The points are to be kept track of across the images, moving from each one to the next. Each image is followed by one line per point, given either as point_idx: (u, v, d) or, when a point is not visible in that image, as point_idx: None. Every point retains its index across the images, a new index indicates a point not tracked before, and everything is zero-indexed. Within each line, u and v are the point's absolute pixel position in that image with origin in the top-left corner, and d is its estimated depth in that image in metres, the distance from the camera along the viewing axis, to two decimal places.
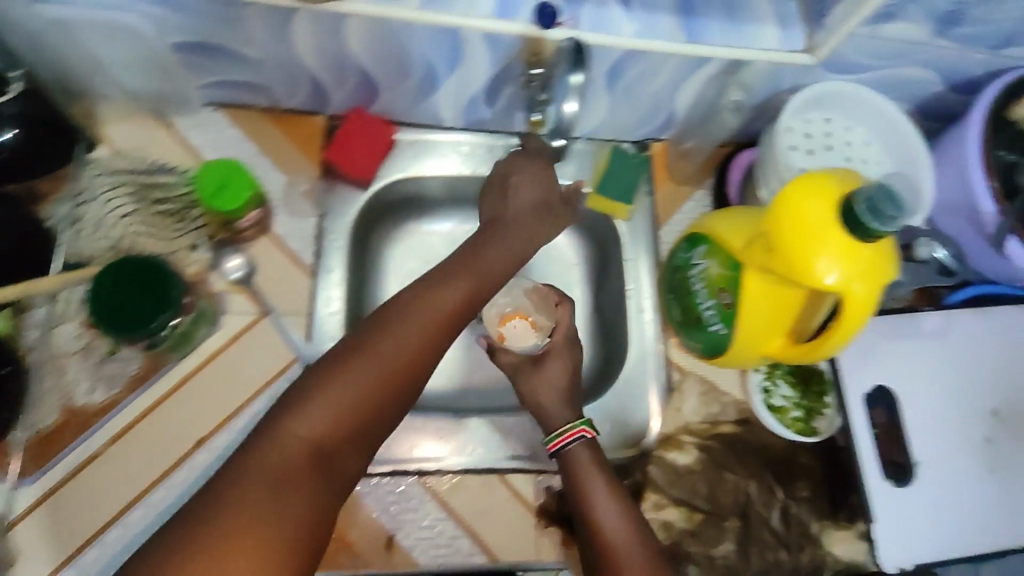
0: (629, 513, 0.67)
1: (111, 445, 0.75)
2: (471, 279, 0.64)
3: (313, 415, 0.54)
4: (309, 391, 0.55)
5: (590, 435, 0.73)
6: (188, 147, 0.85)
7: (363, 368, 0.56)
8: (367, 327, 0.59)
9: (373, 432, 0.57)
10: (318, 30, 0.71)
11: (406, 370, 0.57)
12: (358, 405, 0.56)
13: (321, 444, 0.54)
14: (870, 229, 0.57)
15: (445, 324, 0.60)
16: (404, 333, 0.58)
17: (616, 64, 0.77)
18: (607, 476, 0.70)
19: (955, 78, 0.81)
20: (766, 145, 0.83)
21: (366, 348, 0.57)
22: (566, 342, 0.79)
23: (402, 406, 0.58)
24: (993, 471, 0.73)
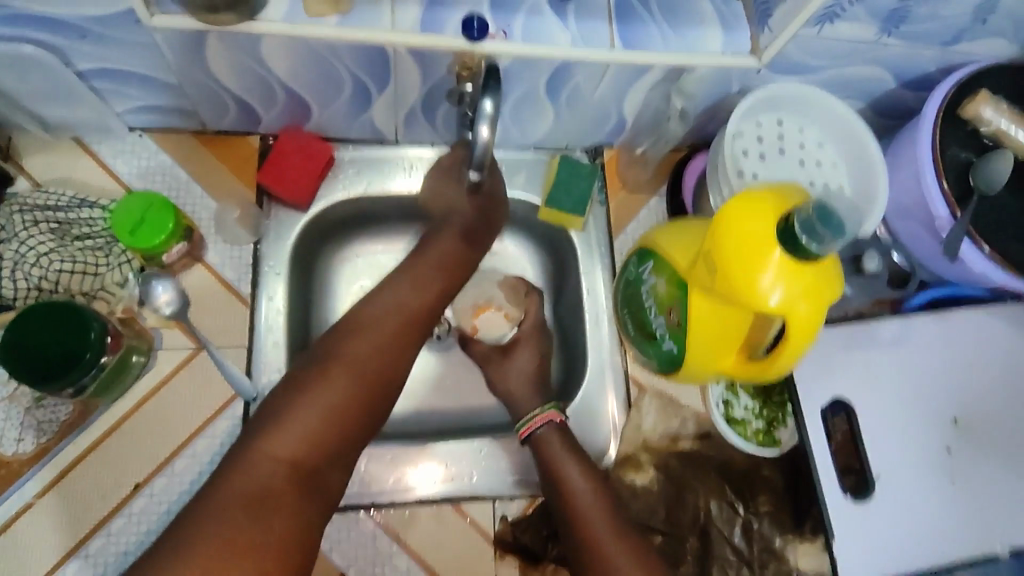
0: (600, 485, 0.73)
1: (42, 496, 0.71)
2: (425, 291, 0.71)
3: (291, 433, 0.59)
4: (283, 410, 0.60)
5: (559, 418, 0.75)
6: (114, 176, 0.81)
7: (334, 384, 0.62)
8: (329, 348, 0.65)
9: (349, 444, 0.62)
10: (235, 52, 0.67)
11: (374, 382, 0.63)
12: (334, 417, 0.61)
13: (302, 458, 0.58)
14: (808, 249, 0.55)
15: (402, 339, 0.67)
16: (366, 347, 0.65)
17: (555, 74, 0.74)
18: (578, 456, 0.74)
19: (907, 75, 0.78)
20: (716, 149, 0.80)
21: (333, 366, 0.63)
22: (534, 331, 0.83)
23: (375, 415, 0.64)
24: (954, 481, 0.71)
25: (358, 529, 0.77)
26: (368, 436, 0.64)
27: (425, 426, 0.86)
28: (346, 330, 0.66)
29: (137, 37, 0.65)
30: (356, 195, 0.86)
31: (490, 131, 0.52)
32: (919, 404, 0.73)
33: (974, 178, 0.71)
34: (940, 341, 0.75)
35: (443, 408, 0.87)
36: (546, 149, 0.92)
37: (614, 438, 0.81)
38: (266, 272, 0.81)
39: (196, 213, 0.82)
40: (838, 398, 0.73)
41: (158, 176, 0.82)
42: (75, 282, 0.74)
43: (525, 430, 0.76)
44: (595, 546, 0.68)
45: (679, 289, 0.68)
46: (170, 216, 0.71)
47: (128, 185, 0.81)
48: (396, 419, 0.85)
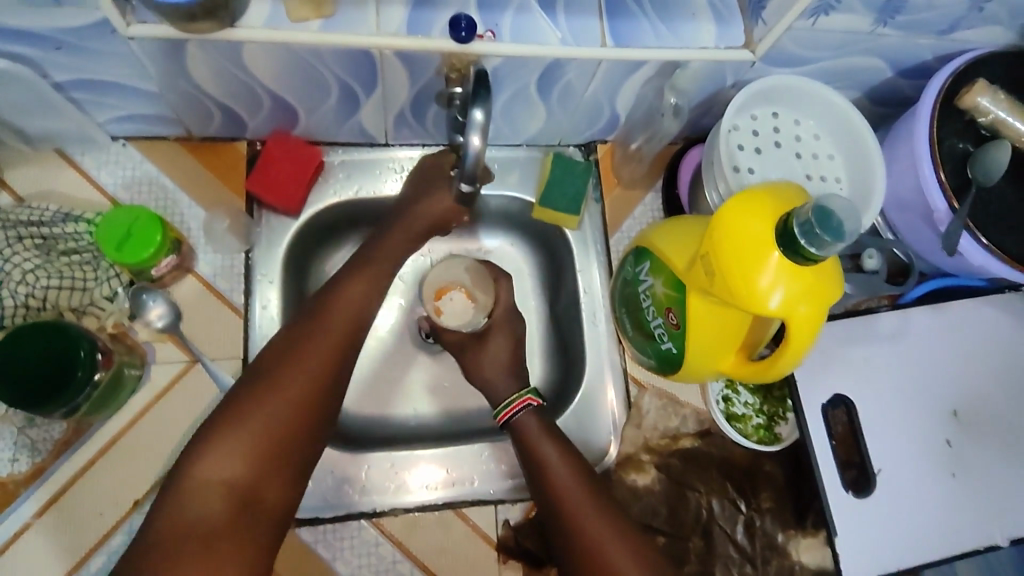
0: (581, 471, 0.70)
1: (39, 517, 0.70)
2: (366, 294, 0.65)
3: (225, 460, 0.56)
4: (214, 438, 0.56)
5: (537, 403, 0.74)
6: (99, 187, 0.80)
7: (270, 403, 0.58)
8: (266, 362, 0.60)
9: (292, 468, 0.58)
10: (216, 59, 0.66)
11: (314, 397, 0.59)
12: (272, 439, 0.57)
13: (240, 484, 0.56)
14: (807, 253, 0.54)
15: (345, 345, 0.62)
16: (304, 359, 0.60)
17: (545, 72, 0.72)
18: (559, 441, 0.71)
19: (903, 65, 0.77)
20: (711, 144, 0.79)
21: (268, 383, 0.58)
22: (508, 317, 0.82)
23: (321, 427, 0.60)
24: (956, 475, 0.71)
25: (360, 539, 0.76)
26: (318, 448, 0.61)
27: (424, 431, 0.85)
28: (285, 340, 0.62)
29: (115, 47, 0.63)
30: (347, 199, 0.85)
31: (481, 139, 0.50)
32: (920, 398, 0.73)
33: (971, 169, 0.71)
34: (938, 334, 0.75)
35: (442, 412, 0.86)
36: (539, 147, 0.90)
37: (614, 439, 0.81)
38: (257, 280, 0.80)
39: (184, 222, 0.81)
40: (838, 395, 0.73)
41: (143, 186, 0.80)
42: (63, 299, 0.72)
43: (504, 414, 0.74)
44: (576, 524, 0.66)
45: (677, 291, 0.67)
46: (157, 229, 0.70)
47: (114, 196, 0.80)
48: (395, 426, 0.85)
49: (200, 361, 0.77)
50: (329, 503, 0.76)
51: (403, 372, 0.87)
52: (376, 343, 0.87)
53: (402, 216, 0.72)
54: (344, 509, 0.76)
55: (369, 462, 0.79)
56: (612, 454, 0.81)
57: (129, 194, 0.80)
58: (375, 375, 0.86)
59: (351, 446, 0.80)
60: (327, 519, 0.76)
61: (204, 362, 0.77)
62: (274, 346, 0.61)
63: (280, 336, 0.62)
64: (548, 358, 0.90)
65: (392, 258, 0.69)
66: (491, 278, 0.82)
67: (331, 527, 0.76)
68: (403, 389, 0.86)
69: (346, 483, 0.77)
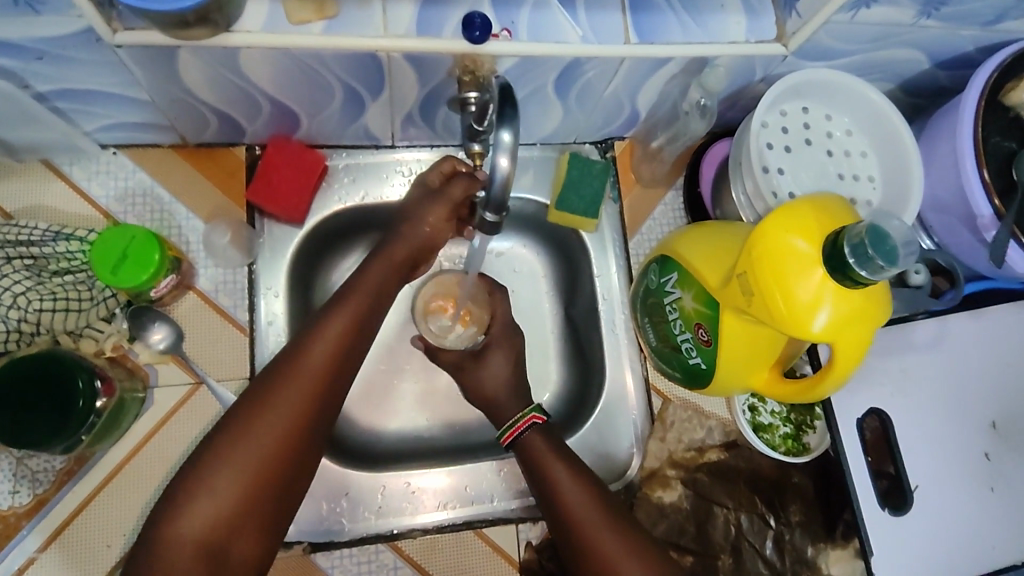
0: (594, 492, 0.65)
1: (44, 550, 0.68)
2: (349, 325, 0.59)
3: (193, 518, 0.52)
4: (183, 497, 0.53)
5: (542, 421, 0.69)
6: (90, 200, 0.76)
7: (241, 455, 0.54)
8: (237, 408, 0.56)
9: (270, 518, 0.55)
10: (210, 66, 0.61)
11: (288, 446, 0.55)
12: (242, 494, 0.54)
13: (209, 544, 0.52)
14: (858, 276, 0.51)
15: (322, 391, 0.57)
16: (278, 406, 0.56)
17: (564, 73, 0.67)
18: (566, 457, 0.67)
19: (943, 56, 0.72)
20: (739, 142, 0.74)
21: (234, 442, 0.54)
22: (505, 332, 0.78)
23: (298, 476, 0.56)
24: (995, 489, 0.69)
25: (379, 562, 0.75)
26: (295, 497, 0.57)
27: (441, 446, 0.82)
28: (259, 383, 0.57)
29: (100, 56, 0.58)
30: (354, 206, 0.81)
31: (509, 161, 0.47)
32: (958, 410, 0.70)
33: (1016, 171, 0.67)
34: (977, 342, 0.72)
35: (459, 426, 0.83)
36: (554, 146, 0.85)
37: (636, 452, 0.79)
38: (261, 294, 0.76)
39: (182, 235, 0.77)
40: (874, 409, 0.70)
41: (138, 198, 0.76)
42: (58, 323, 0.68)
43: (508, 436, 0.70)
44: (586, 541, 0.62)
45: (708, 307, 0.63)
46: (153, 248, 0.67)
47: (107, 209, 0.76)
48: (410, 441, 0.82)
49: (205, 383, 0.73)
50: (346, 526, 0.74)
51: (417, 385, 0.84)
52: (388, 355, 0.84)
53: (391, 237, 0.66)
54: (361, 531, 0.74)
55: (384, 481, 0.76)
56: (635, 469, 0.79)
57: (123, 207, 0.76)
58: (388, 388, 0.83)
59: (367, 465, 0.78)
60: (344, 542, 0.74)
61: (208, 383, 0.74)
62: (248, 390, 0.57)
63: (255, 378, 0.58)
64: (566, 366, 0.87)
65: (379, 284, 0.63)
66: (486, 292, 0.80)
67: (349, 551, 0.74)
68: (417, 402, 0.83)
69: (363, 505, 0.75)
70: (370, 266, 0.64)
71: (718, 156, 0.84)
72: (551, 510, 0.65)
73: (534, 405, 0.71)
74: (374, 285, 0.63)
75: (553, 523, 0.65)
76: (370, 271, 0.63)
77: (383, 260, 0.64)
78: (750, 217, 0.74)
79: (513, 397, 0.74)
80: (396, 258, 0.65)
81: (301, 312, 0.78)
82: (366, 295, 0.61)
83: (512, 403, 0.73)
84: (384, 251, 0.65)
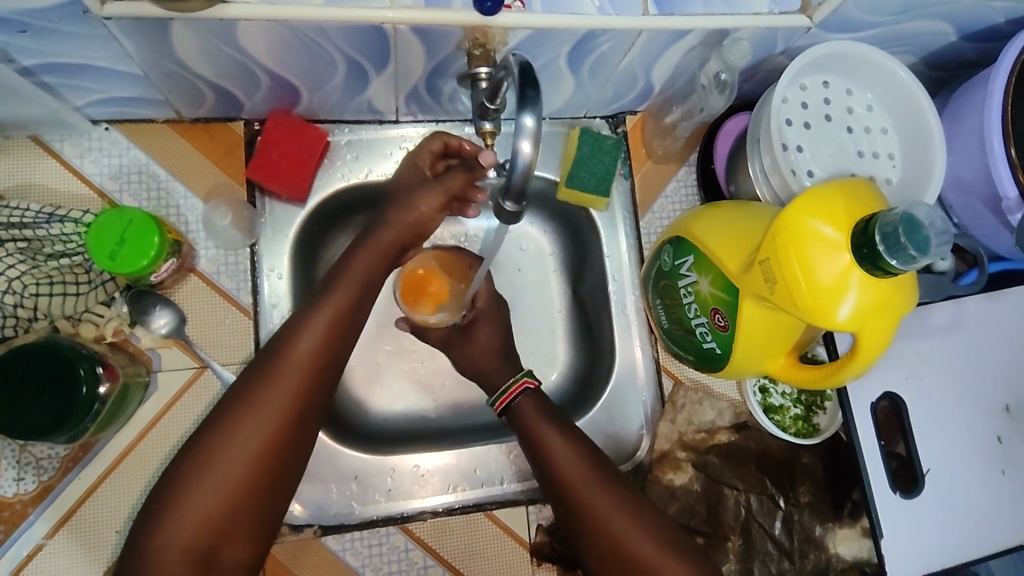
0: (587, 453, 0.66)
1: (52, 536, 0.67)
2: (332, 321, 0.59)
3: (181, 525, 0.53)
4: (172, 498, 0.54)
5: (534, 385, 0.71)
6: (83, 179, 0.73)
7: (226, 459, 0.55)
8: (221, 410, 0.57)
9: (260, 515, 0.56)
10: (206, 38, 0.57)
11: (273, 448, 0.56)
12: (228, 498, 0.54)
13: (198, 550, 0.53)
14: (888, 265, 0.49)
15: (307, 388, 0.58)
16: (263, 407, 0.56)
17: (579, 48, 0.64)
18: (559, 425, 0.67)
19: (972, 28, 0.69)
20: (758, 117, 0.72)
21: (221, 442, 0.55)
22: (490, 305, 0.77)
23: (284, 478, 0.57)
24: (1006, 472, 0.69)
25: (389, 545, 0.74)
26: (284, 499, 0.58)
27: (449, 427, 0.81)
28: (242, 385, 0.57)
29: (90, 28, 0.54)
30: (358, 183, 0.78)
31: (532, 146, 0.44)
32: (973, 394, 0.70)
33: None
34: (993, 325, 0.71)
35: (466, 407, 0.83)
36: (564, 120, 0.82)
37: (646, 434, 0.79)
38: (264, 276, 0.74)
39: (180, 215, 0.74)
40: (889, 394, 0.69)
41: (133, 175, 0.73)
42: (56, 307, 0.67)
43: (501, 402, 0.70)
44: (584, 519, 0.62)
45: (727, 292, 0.62)
46: (152, 232, 0.64)
47: (101, 188, 0.73)
48: (418, 423, 0.81)
49: (210, 368, 0.72)
50: (356, 510, 0.74)
51: (425, 366, 0.83)
52: (394, 337, 0.82)
53: (377, 223, 0.64)
54: (371, 513, 0.74)
55: (393, 464, 0.76)
56: (645, 450, 0.79)
57: (117, 185, 0.73)
58: (396, 370, 0.82)
59: (377, 448, 0.77)
60: (353, 526, 0.73)
61: (213, 367, 0.72)
62: (229, 393, 0.58)
63: (240, 377, 0.58)
64: (574, 347, 0.86)
65: (364, 277, 0.62)
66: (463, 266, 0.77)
67: (359, 534, 0.74)
68: (425, 383, 0.82)
69: (372, 488, 0.75)
70: (354, 257, 0.63)
71: (732, 132, 0.82)
72: (546, 480, 0.65)
73: (526, 371, 0.72)
74: (359, 278, 0.62)
75: (551, 494, 0.65)
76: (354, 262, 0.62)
77: (370, 250, 0.63)
78: (767, 194, 0.72)
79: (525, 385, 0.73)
80: (385, 248, 0.63)
81: (304, 294, 0.76)
82: (350, 287, 0.61)
83: None
84: (373, 238, 0.63)
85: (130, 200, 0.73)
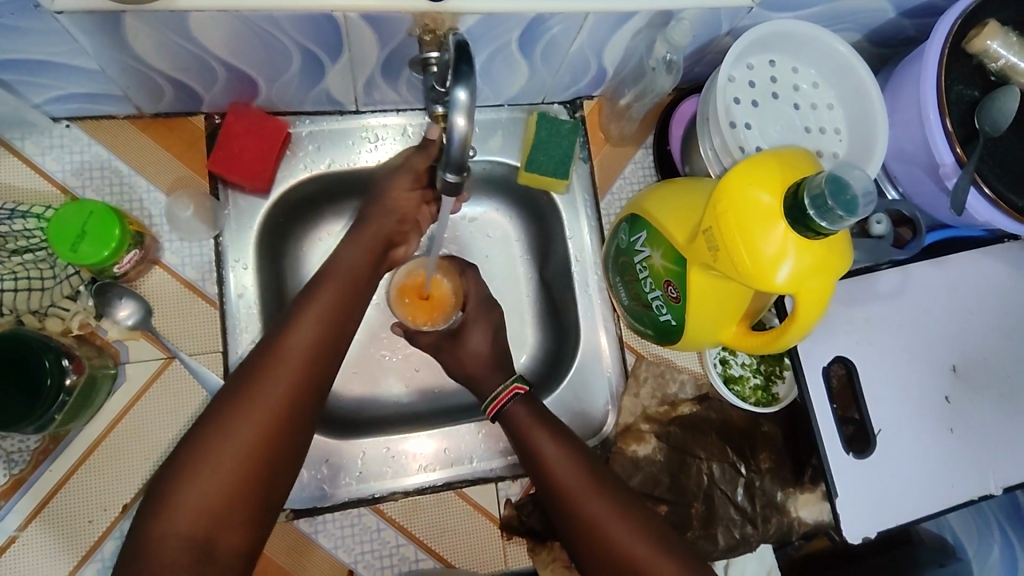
0: (577, 449, 0.67)
1: (25, 527, 0.68)
2: (319, 319, 0.61)
3: (181, 512, 0.54)
4: (168, 490, 0.55)
5: (524, 391, 0.71)
6: (46, 176, 0.73)
7: (220, 451, 0.55)
8: (214, 407, 0.57)
9: (257, 505, 0.56)
10: (161, 32, 0.58)
11: (270, 439, 0.57)
12: (226, 488, 0.55)
13: (195, 537, 0.54)
14: (815, 226, 0.51)
15: (299, 384, 0.58)
16: (256, 402, 0.57)
17: (530, 33, 0.65)
18: (552, 427, 0.68)
19: (908, 4, 0.72)
20: (706, 98, 0.73)
21: (212, 436, 0.55)
22: (481, 309, 0.78)
23: (280, 472, 0.57)
24: (953, 429, 0.72)
25: (360, 526, 0.75)
26: (280, 489, 0.58)
27: (419, 410, 0.83)
28: (237, 381, 0.58)
29: (41, 23, 0.55)
30: (320, 174, 0.80)
31: (467, 121, 0.45)
32: (922, 356, 0.73)
33: (979, 120, 0.68)
34: (938, 288, 0.74)
35: (436, 391, 0.85)
36: (523, 106, 0.84)
37: (611, 409, 0.81)
38: (230, 267, 0.76)
39: (144, 209, 0.75)
40: (840, 358, 0.71)
41: (95, 171, 0.74)
42: (22, 302, 0.67)
43: (492, 408, 0.71)
44: (578, 501, 0.64)
45: (676, 264, 0.64)
46: (113, 224, 0.66)
47: (64, 184, 0.74)
48: (389, 408, 0.83)
49: (177, 358, 0.73)
50: (328, 492, 0.75)
51: (393, 352, 0.85)
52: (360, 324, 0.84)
53: (359, 224, 0.69)
54: (343, 494, 0.76)
55: (364, 447, 0.78)
56: (611, 425, 0.81)
57: (80, 181, 0.74)
58: (365, 356, 0.84)
59: (347, 432, 0.78)
60: (325, 507, 0.75)
61: (181, 357, 0.73)
62: (224, 389, 0.58)
63: (230, 377, 0.59)
64: (541, 328, 0.87)
65: (349, 271, 0.65)
66: (457, 272, 0.80)
67: (332, 516, 0.75)
68: (394, 367, 0.84)
69: (343, 470, 0.76)
70: (336, 255, 0.66)
71: (686, 114, 0.84)
72: (538, 473, 0.67)
73: (517, 376, 0.72)
74: (340, 276, 0.64)
75: (544, 491, 0.66)
76: (342, 262, 0.65)
77: (351, 248, 0.67)
78: (717, 172, 0.73)
79: (493, 366, 0.75)
80: (363, 245, 0.67)
81: (268, 282, 0.78)
82: (341, 283, 0.64)
83: (485, 370, 0.74)
84: (351, 238, 0.67)
85: (93, 196, 0.74)
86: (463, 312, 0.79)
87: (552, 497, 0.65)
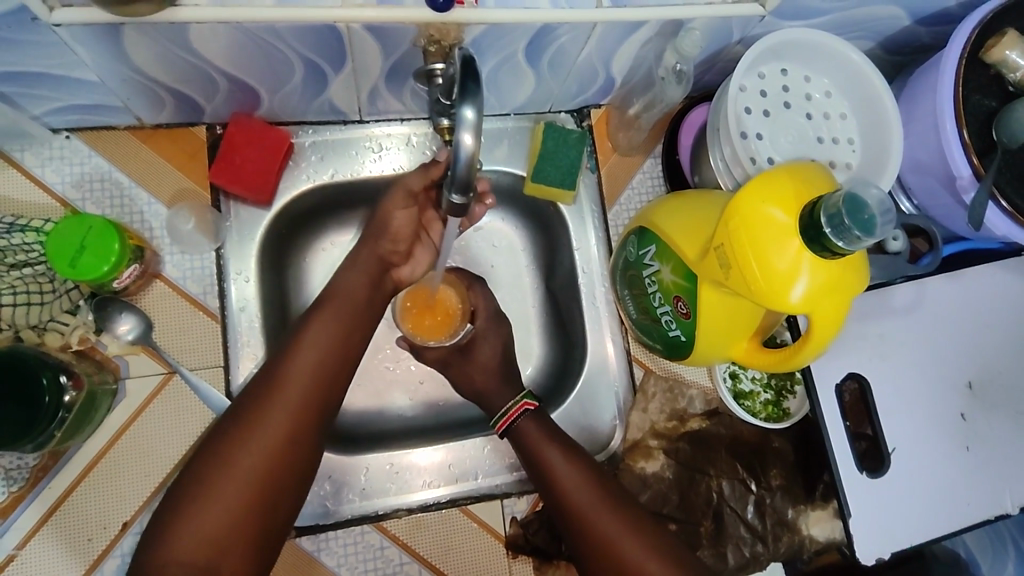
0: (587, 468, 0.66)
1: (24, 546, 0.67)
2: (324, 339, 0.60)
3: (183, 537, 0.52)
4: (172, 518, 0.53)
5: (534, 407, 0.69)
6: (45, 188, 0.72)
7: (225, 475, 0.54)
8: (218, 429, 0.56)
9: (261, 530, 0.55)
10: (160, 44, 0.57)
11: (275, 463, 0.56)
12: (231, 514, 0.54)
13: (199, 568, 0.52)
14: (832, 245, 0.50)
15: (304, 405, 0.57)
16: (261, 424, 0.56)
17: (536, 42, 0.64)
18: (561, 445, 0.67)
19: (924, 11, 0.70)
20: (717, 108, 0.72)
21: (216, 460, 0.54)
22: (490, 323, 0.77)
23: (284, 495, 0.56)
24: (969, 447, 0.70)
25: (364, 544, 0.74)
26: (284, 513, 0.57)
27: (423, 425, 0.82)
28: (240, 401, 0.57)
29: (39, 36, 0.54)
30: (324, 184, 0.79)
31: (474, 139, 0.44)
32: (937, 373, 0.71)
33: (996, 131, 0.66)
34: (953, 303, 0.73)
35: (441, 405, 0.83)
36: (529, 115, 0.83)
37: (619, 424, 0.80)
38: (231, 280, 0.74)
39: (144, 222, 0.74)
40: (853, 375, 0.70)
41: (95, 183, 0.73)
42: (21, 317, 0.66)
43: (502, 423, 0.69)
44: (588, 522, 0.62)
45: (687, 279, 0.62)
46: (113, 238, 0.65)
47: (64, 197, 0.73)
48: (393, 423, 0.82)
49: (178, 373, 0.72)
50: (331, 509, 0.74)
51: (398, 365, 0.83)
52: None
53: (363, 237, 0.67)
54: (346, 512, 0.74)
55: (367, 463, 0.76)
56: (618, 440, 0.79)
57: (80, 193, 0.73)
58: (369, 370, 0.82)
59: (350, 447, 0.77)
60: (327, 525, 0.74)
61: (182, 372, 0.72)
62: (228, 411, 0.57)
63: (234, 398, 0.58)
64: (547, 340, 0.86)
65: (353, 288, 0.64)
66: (464, 285, 0.78)
67: (334, 534, 0.74)
68: (398, 380, 0.83)
69: (346, 487, 0.75)
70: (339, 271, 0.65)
71: (695, 123, 0.82)
72: (547, 493, 0.65)
73: (527, 391, 0.70)
74: (344, 294, 0.63)
75: (554, 512, 0.65)
76: (344, 278, 0.64)
77: (355, 263, 0.66)
78: (728, 183, 0.72)
79: (498, 382, 0.73)
80: (366, 258, 0.66)
81: (270, 294, 0.77)
82: (345, 301, 0.63)
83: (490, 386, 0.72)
84: (354, 252, 0.66)
85: (93, 208, 0.73)
86: (471, 326, 0.77)
87: (562, 518, 0.64)
